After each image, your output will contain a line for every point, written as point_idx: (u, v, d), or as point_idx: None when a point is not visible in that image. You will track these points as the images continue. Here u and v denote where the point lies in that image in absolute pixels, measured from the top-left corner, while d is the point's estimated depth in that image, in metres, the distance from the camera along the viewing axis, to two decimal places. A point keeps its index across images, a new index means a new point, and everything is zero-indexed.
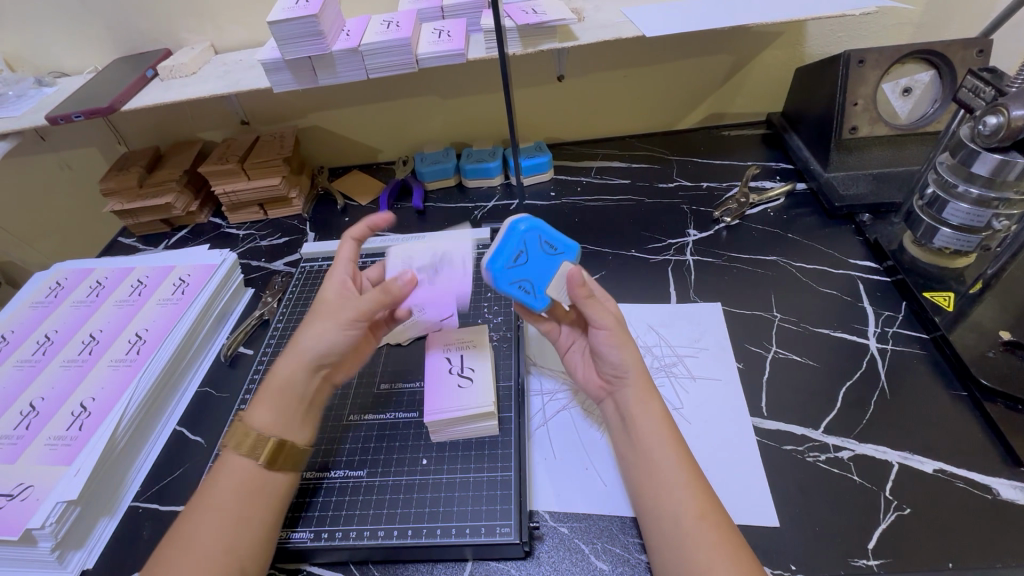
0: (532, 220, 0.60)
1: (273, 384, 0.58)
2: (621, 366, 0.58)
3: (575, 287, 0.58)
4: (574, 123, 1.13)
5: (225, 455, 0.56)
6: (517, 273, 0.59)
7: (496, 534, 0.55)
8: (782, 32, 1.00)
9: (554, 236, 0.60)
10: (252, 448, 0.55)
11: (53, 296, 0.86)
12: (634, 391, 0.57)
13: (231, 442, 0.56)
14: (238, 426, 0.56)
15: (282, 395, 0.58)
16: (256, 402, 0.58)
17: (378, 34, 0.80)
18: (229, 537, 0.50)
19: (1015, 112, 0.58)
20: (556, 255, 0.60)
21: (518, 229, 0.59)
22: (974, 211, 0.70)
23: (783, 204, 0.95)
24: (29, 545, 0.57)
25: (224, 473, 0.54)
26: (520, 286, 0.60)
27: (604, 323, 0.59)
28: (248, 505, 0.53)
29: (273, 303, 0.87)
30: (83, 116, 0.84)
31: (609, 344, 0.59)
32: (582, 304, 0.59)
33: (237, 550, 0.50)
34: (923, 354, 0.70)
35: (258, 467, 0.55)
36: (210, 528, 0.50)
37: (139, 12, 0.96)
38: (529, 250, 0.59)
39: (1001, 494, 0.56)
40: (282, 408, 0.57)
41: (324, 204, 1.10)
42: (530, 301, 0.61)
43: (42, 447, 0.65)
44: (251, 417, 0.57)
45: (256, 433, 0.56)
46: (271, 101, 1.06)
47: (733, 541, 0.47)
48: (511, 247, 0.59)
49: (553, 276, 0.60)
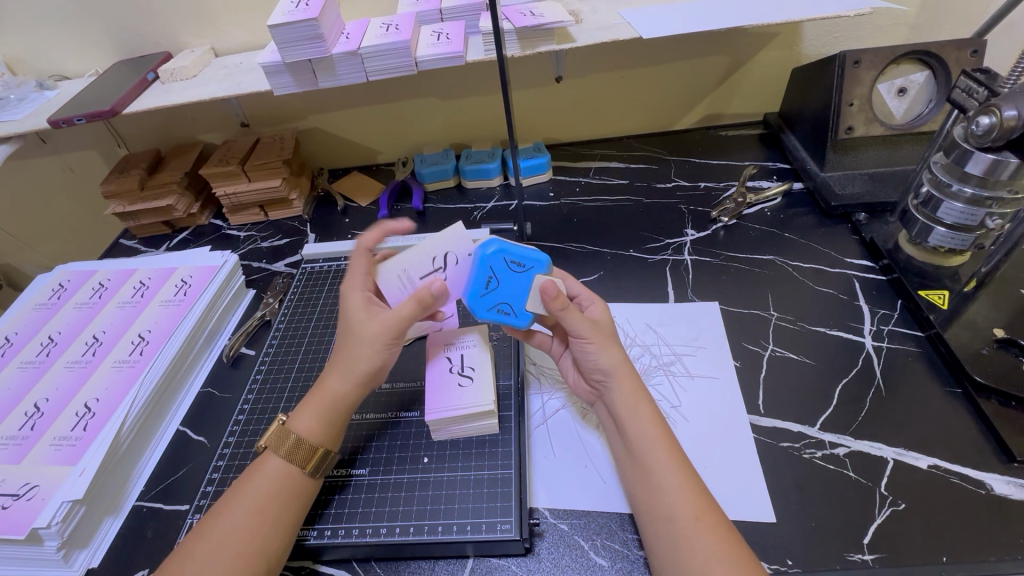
0: (494, 244, 0.61)
1: (319, 393, 0.60)
2: (603, 369, 0.59)
3: (551, 300, 0.58)
4: (572, 123, 1.14)
5: (265, 456, 0.57)
6: (492, 299, 0.62)
7: (497, 530, 0.55)
8: (778, 33, 1.01)
9: (518, 254, 0.60)
10: (292, 451, 0.56)
11: (56, 298, 0.87)
12: (620, 391, 0.58)
13: (271, 442, 0.57)
14: (279, 428, 0.57)
15: (325, 404, 0.59)
16: (302, 409, 0.59)
17: (378, 37, 0.80)
18: (257, 535, 0.51)
19: (1007, 112, 0.58)
20: (525, 272, 0.61)
21: (482, 256, 0.61)
22: (967, 210, 0.70)
23: (780, 203, 0.95)
24: (34, 545, 0.58)
25: (262, 473, 0.55)
26: (499, 310, 0.62)
27: (585, 333, 0.59)
28: (277, 505, 0.53)
29: (275, 304, 0.87)
30: (85, 119, 0.85)
31: (590, 350, 0.59)
32: (561, 316, 0.59)
33: (262, 549, 0.51)
34: (918, 351, 0.71)
35: (295, 469, 0.56)
36: (238, 525, 0.51)
37: (140, 16, 0.96)
38: (498, 274, 0.61)
39: (994, 489, 0.57)
40: (326, 416, 0.59)
41: (324, 205, 1.11)
42: (512, 319, 0.62)
43: (46, 448, 0.65)
44: (295, 422, 0.58)
45: (298, 438, 0.57)
46: (271, 104, 1.07)
47: (729, 538, 0.48)
48: (480, 277, 0.61)
49: (528, 293, 0.61)
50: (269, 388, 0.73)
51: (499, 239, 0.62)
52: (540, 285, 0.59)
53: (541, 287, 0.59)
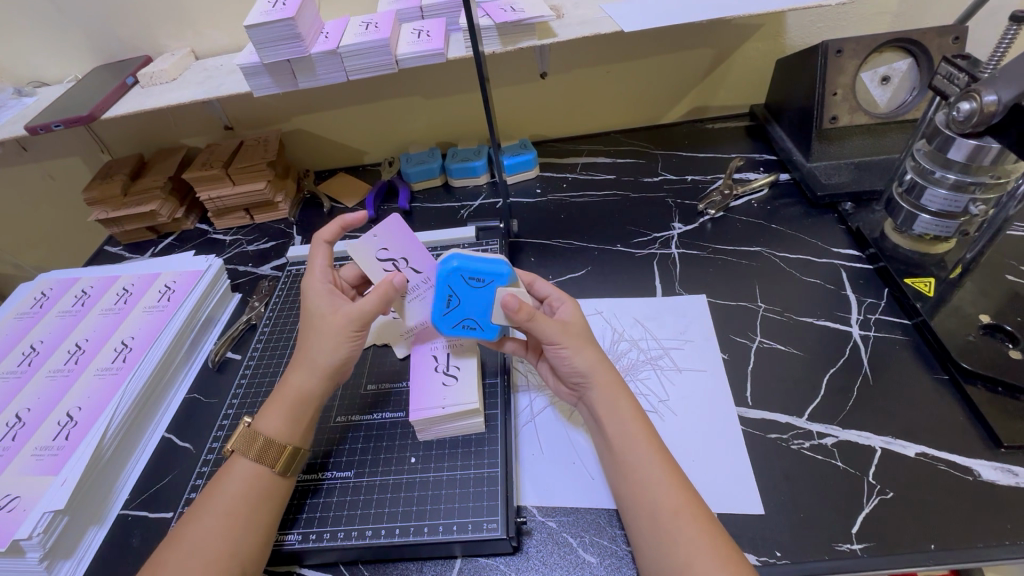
0: (453, 260, 0.59)
1: (283, 392, 0.59)
2: (580, 371, 0.58)
3: (514, 313, 0.56)
4: (559, 119, 1.13)
5: (232, 459, 0.56)
6: (455, 316, 0.62)
7: (484, 530, 0.55)
8: (762, 24, 1.01)
9: (476, 270, 0.59)
10: (260, 452, 0.55)
11: (38, 306, 0.86)
12: (598, 391, 0.57)
13: (238, 446, 0.56)
14: (245, 430, 0.57)
15: (291, 402, 0.59)
16: (266, 410, 0.58)
17: (357, 35, 0.79)
18: (231, 537, 0.50)
19: (987, 97, 0.58)
20: (486, 286, 0.59)
21: (441, 274, 0.60)
22: (951, 197, 0.70)
23: (766, 195, 0.95)
24: (15, 557, 0.57)
25: (231, 476, 0.55)
26: (465, 324, 0.62)
27: (556, 338, 0.58)
28: (250, 508, 0.53)
29: (260, 307, 0.87)
30: (63, 124, 0.84)
31: (564, 354, 0.58)
32: (529, 325, 0.57)
33: (238, 552, 0.50)
34: (904, 339, 0.70)
35: (264, 470, 0.55)
36: (213, 531, 0.50)
37: (120, 20, 0.96)
38: (458, 293, 0.60)
39: (982, 475, 0.57)
40: (291, 414, 0.58)
41: (311, 207, 1.10)
42: (480, 332, 0.62)
43: (28, 458, 0.64)
44: (261, 424, 0.57)
45: (266, 438, 0.56)
46: (254, 105, 1.06)
47: (715, 533, 0.48)
48: (441, 296, 0.60)
49: (491, 307, 0.60)
50: (254, 391, 0.73)
51: (460, 254, 0.60)
52: (500, 300, 0.58)
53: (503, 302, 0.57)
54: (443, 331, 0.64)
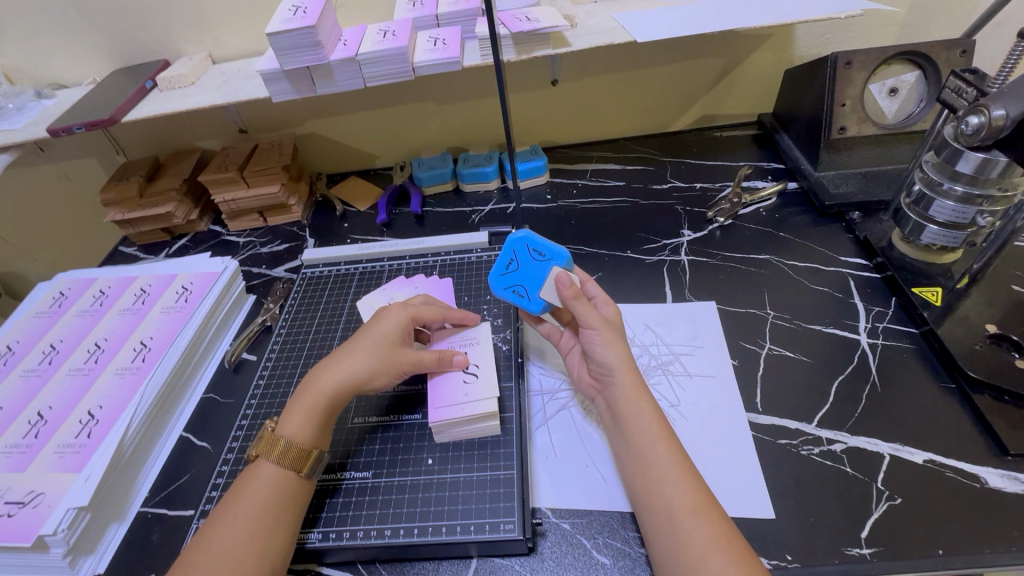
0: (522, 231, 0.67)
1: (309, 398, 0.61)
2: (608, 362, 0.60)
3: (564, 289, 0.61)
4: (569, 126, 1.15)
5: (256, 463, 0.57)
6: (511, 279, 0.67)
7: (500, 531, 0.56)
8: (771, 35, 1.02)
9: (541, 244, 0.66)
10: (282, 455, 0.57)
11: (57, 306, 0.87)
12: (622, 388, 0.59)
13: (262, 450, 0.57)
14: (268, 434, 0.58)
15: (314, 406, 0.60)
16: (290, 414, 0.60)
17: (375, 42, 0.81)
18: (258, 540, 0.52)
19: (995, 112, 0.59)
20: (544, 261, 0.66)
21: (509, 240, 0.67)
22: (958, 209, 0.72)
23: (775, 203, 0.96)
24: (40, 551, 0.58)
25: (256, 480, 0.56)
26: (514, 291, 0.67)
27: (593, 324, 0.60)
28: (275, 510, 0.54)
29: (276, 309, 0.88)
30: (84, 127, 0.86)
31: (597, 341, 0.60)
32: (571, 305, 0.61)
33: (266, 553, 0.51)
34: (912, 347, 0.72)
35: (287, 473, 0.56)
36: (239, 534, 0.51)
37: (140, 25, 0.97)
38: (519, 258, 0.67)
39: (989, 482, 0.58)
40: (313, 418, 0.59)
41: (324, 211, 1.11)
42: (525, 303, 0.67)
43: (51, 455, 0.65)
44: (286, 428, 0.59)
45: (289, 441, 0.57)
46: (269, 110, 1.07)
47: (729, 534, 0.49)
48: (503, 258, 0.68)
49: (543, 281, 0.65)
50: (272, 392, 0.74)
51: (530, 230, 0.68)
52: (556, 276, 0.64)
53: (557, 278, 0.63)
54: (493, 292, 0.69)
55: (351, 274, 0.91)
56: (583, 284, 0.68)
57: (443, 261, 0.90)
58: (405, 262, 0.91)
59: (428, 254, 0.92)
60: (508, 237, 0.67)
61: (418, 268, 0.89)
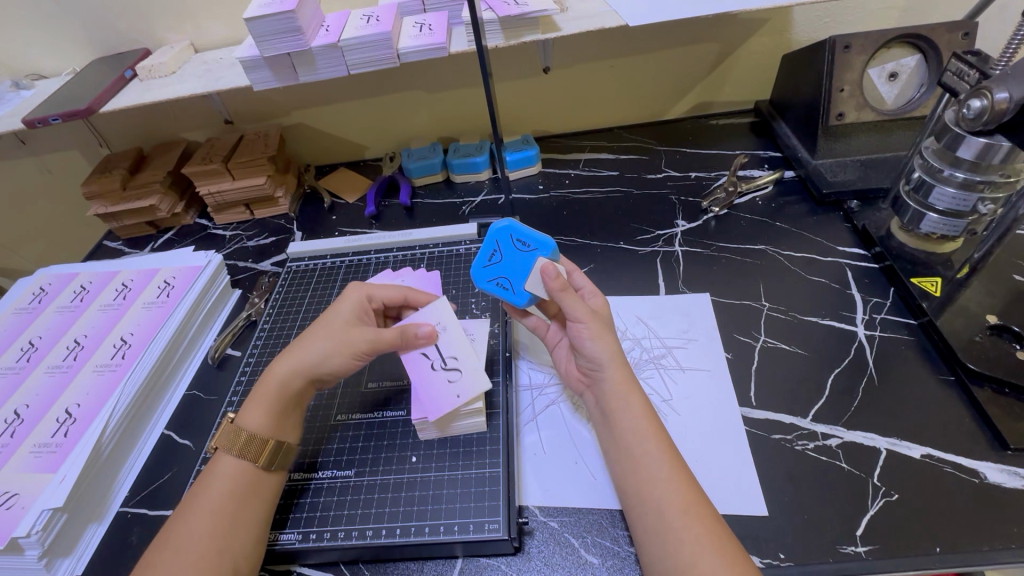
0: (505, 221, 0.65)
1: (265, 386, 0.59)
2: (597, 356, 0.58)
3: (550, 281, 0.59)
4: (561, 114, 1.12)
5: (216, 456, 0.56)
6: (494, 271, 0.65)
7: (485, 530, 0.55)
8: (768, 19, 0.99)
9: (526, 234, 0.64)
10: (243, 448, 0.55)
11: (37, 301, 0.85)
12: (611, 383, 0.57)
13: (222, 442, 0.56)
14: (228, 426, 0.57)
15: (270, 396, 0.59)
16: (250, 405, 0.58)
17: (358, 28, 0.78)
18: (218, 536, 0.50)
19: (999, 94, 0.57)
20: (529, 252, 0.64)
21: (492, 231, 0.66)
22: (959, 195, 0.70)
23: (771, 192, 0.94)
24: (14, 554, 0.57)
25: (215, 474, 0.54)
26: (498, 283, 0.65)
27: (581, 317, 0.58)
28: (236, 504, 0.53)
29: (260, 303, 0.86)
30: (60, 118, 0.83)
31: (585, 335, 0.58)
32: (559, 298, 0.59)
33: (226, 550, 0.50)
34: (910, 339, 0.70)
35: (246, 465, 0.55)
36: (197, 530, 0.50)
37: (118, 13, 0.95)
38: (503, 249, 0.65)
39: (988, 478, 0.56)
40: (271, 407, 0.58)
41: (311, 203, 1.09)
42: (511, 296, 0.65)
43: (27, 455, 0.64)
44: (245, 419, 0.57)
45: (248, 433, 0.56)
46: (254, 100, 1.05)
47: (720, 535, 0.47)
48: (486, 249, 0.66)
49: (529, 272, 0.63)
50: (254, 388, 0.72)
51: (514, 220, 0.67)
52: (540, 268, 0.61)
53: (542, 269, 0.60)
54: (476, 286, 0.67)
55: (337, 267, 0.89)
56: (570, 275, 0.66)
57: (432, 253, 0.88)
58: (393, 255, 0.89)
59: (416, 246, 0.90)
60: (490, 228, 0.66)
61: (406, 261, 0.87)
